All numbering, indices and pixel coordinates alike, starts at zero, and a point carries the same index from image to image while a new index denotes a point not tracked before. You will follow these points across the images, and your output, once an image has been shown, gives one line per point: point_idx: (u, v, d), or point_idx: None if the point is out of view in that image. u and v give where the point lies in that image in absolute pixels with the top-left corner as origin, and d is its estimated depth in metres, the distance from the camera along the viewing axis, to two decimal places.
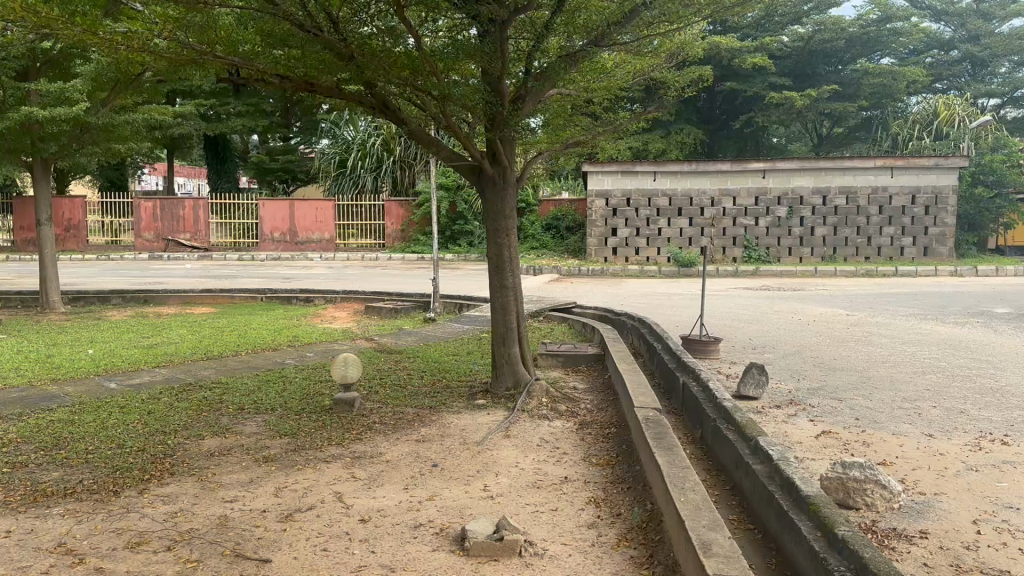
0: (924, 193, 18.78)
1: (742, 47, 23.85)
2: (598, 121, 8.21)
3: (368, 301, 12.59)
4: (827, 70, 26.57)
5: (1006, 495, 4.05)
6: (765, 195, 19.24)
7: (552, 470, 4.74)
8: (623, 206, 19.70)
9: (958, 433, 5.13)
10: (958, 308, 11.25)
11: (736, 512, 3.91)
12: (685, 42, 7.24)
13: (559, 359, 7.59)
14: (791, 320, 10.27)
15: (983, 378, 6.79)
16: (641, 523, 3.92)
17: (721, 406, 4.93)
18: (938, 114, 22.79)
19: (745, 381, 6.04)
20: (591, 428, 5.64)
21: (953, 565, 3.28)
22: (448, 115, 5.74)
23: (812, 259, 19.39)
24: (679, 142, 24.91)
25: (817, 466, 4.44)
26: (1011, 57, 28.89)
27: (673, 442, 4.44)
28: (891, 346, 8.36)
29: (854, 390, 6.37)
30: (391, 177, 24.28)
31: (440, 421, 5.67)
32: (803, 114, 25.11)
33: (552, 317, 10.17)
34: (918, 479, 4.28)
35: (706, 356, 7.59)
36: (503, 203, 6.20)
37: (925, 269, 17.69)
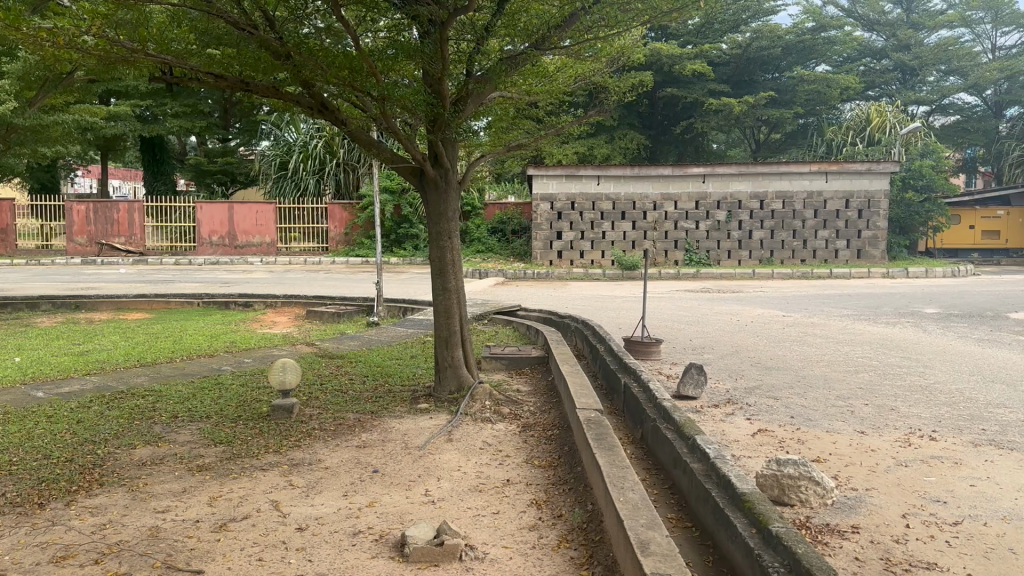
0: (856, 197, 19.34)
1: (683, 54, 24.19)
2: (540, 124, 8.23)
3: (309, 305, 12.40)
4: (764, 77, 27.16)
5: (933, 490, 4.17)
6: (705, 199, 19.61)
7: (494, 473, 4.71)
8: (567, 209, 19.77)
9: (888, 430, 5.28)
10: (890, 309, 11.61)
11: (674, 511, 3.94)
12: (624, 47, 7.31)
13: (503, 361, 7.58)
14: (731, 321, 10.47)
15: (913, 376, 7.01)
16: (581, 523, 3.93)
17: (661, 406, 4.98)
18: (871, 121, 23.55)
19: (685, 381, 6.11)
20: (534, 429, 5.65)
21: (882, 559, 3.36)
22: (389, 116, 5.68)
23: (751, 262, 19.77)
24: (622, 147, 25.21)
25: (753, 464, 4.51)
26: (939, 66, 29.93)
27: (613, 442, 4.47)
28: (826, 346, 8.58)
29: (790, 389, 6.51)
30: (334, 179, 23.80)
31: (381, 426, 5.61)
32: (742, 119, 25.64)
33: (496, 321, 10.16)
34: (850, 475, 4.38)
35: (647, 357, 7.65)
36: (446, 205, 6.17)
37: (858, 271, 18.18)
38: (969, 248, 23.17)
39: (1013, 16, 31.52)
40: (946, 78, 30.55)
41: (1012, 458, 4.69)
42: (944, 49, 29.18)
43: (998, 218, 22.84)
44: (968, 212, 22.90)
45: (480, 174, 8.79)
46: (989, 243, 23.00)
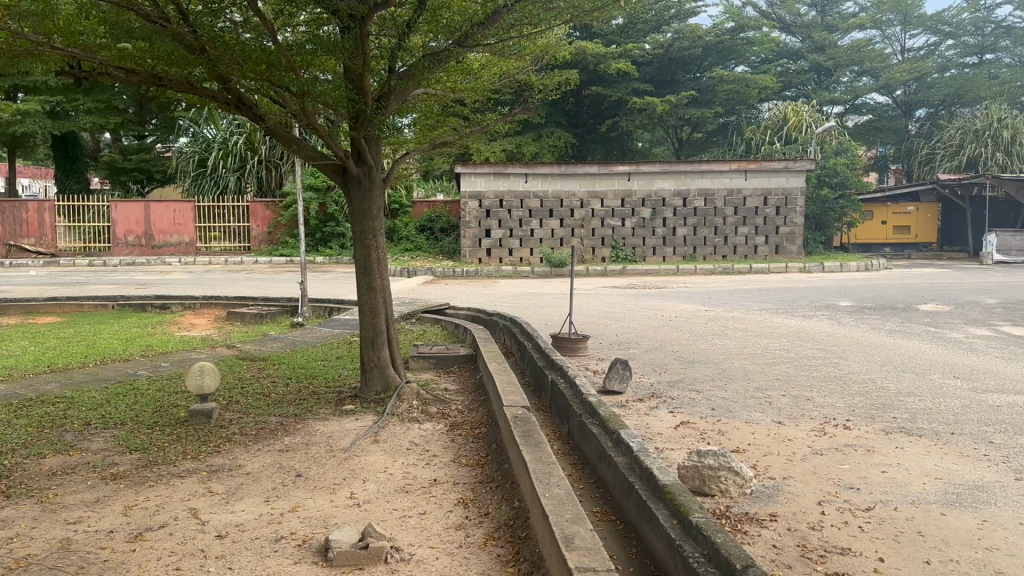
0: (774, 195, 19.90)
1: (607, 53, 24.42)
2: (465, 122, 8.20)
3: (231, 306, 12.09)
4: (686, 77, 27.68)
5: (847, 477, 4.32)
6: (630, 197, 19.90)
7: (421, 474, 4.68)
8: (495, 207, 19.76)
9: (805, 419, 5.45)
10: (807, 303, 11.98)
11: (598, 505, 3.98)
12: (548, 46, 7.36)
13: (431, 360, 7.52)
14: (656, 316, 10.64)
15: (828, 367, 7.25)
16: (508, 521, 3.93)
17: (586, 401, 5.03)
18: (788, 120, 24.29)
19: (610, 376, 6.18)
20: (462, 428, 5.63)
21: (799, 545, 3.46)
22: (310, 113, 5.58)
23: (675, 258, 20.16)
24: (550, 144, 25.35)
25: (675, 456, 4.59)
26: (852, 66, 30.98)
27: (539, 439, 4.49)
28: (747, 339, 8.80)
29: (711, 381, 6.66)
30: (256, 177, 23.35)
31: (305, 429, 5.50)
32: (665, 118, 26.12)
33: (424, 319, 10.09)
34: (768, 465, 4.50)
35: (574, 354, 7.70)
36: (370, 204, 6.08)
37: (777, 266, 18.74)
38: (881, 243, 24.08)
39: (919, 20, 32.89)
40: (859, 79, 31.66)
41: (921, 444, 4.89)
42: (856, 50, 30.17)
43: (908, 214, 23.81)
44: (880, 208, 23.79)
45: (409, 170, 8.73)
46: (899, 238, 23.97)
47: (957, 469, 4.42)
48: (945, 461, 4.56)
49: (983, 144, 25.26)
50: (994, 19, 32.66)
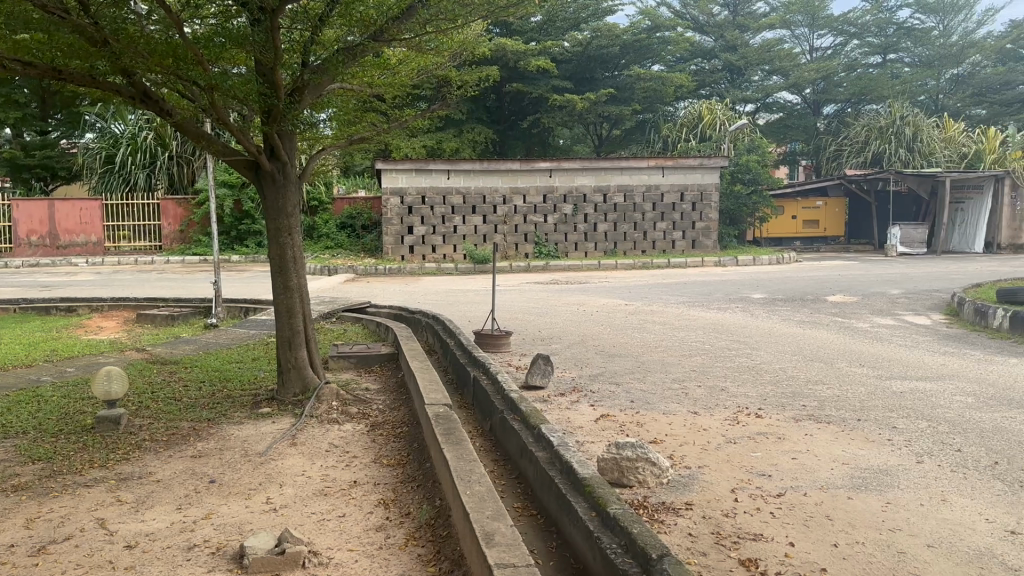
0: (690, 191, 20.40)
1: (527, 50, 24.47)
2: (383, 117, 8.08)
3: (141, 308, 11.67)
4: (604, 76, 28.03)
5: (759, 464, 4.45)
6: (552, 193, 20.02)
7: (340, 476, 4.60)
8: (418, 204, 19.58)
9: (720, 409, 5.60)
10: (722, 296, 12.30)
11: (520, 500, 4.00)
12: (468, 42, 7.33)
13: (351, 360, 7.41)
14: (577, 312, 10.73)
15: (742, 357, 7.46)
16: (429, 520, 3.91)
17: (507, 398, 5.04)
18: (702, 118, 24.86)
19: (532, 371, 6.20)
20: (382, 428, 5.57)
21: (713, 532, 3.54)
22: (220, 108, 5.41)
23: (596, 253, 20.41)
24: (471, 141, 25.29)
25: (595, 449, 4.64)
26: (763, 66, 31.94)
27: (459, 436, 4.47)
28: (666, 332, 8.97)
29: (631, 374, 6.77)
30: (167, 173, 22.57)
31: (219, 434, 5.35)
32: (584, 115, 26.45)
33: (344, 317, 9.92)
34: (684, 454, 4.60)
35: (497, 350, 7.68)
36: (284, 201, 5.93)
37: (694, 260, 19.18)
38: (792, 237, 24.91)
39: (825, 21, 34.07)
40: (770, 78, 32.65)
41: (829, 430, 5.08)
42: (766, 50, 31.17)
43: (817, 209, 24.69)
44: (791, 203, 24.61)
45: (328, 165, 8.56)
46: (809, 231, 24.81)
47: (863, 453, 4.61)
48: (852, 447, 4.75)
49: (887, 141, 26.42)
50: (895, 20, 34.19)
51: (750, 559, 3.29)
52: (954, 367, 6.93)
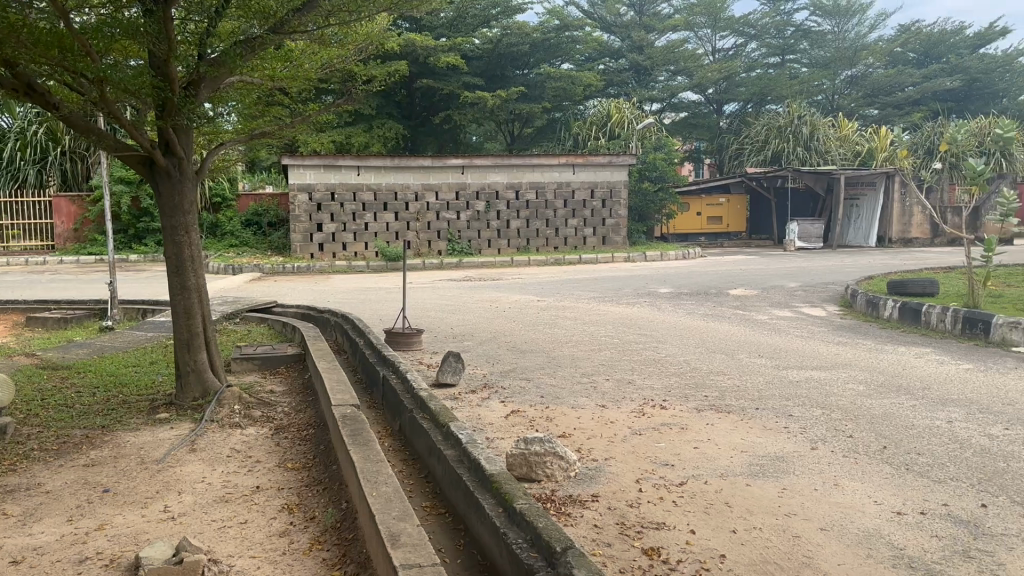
0: (600, 188, 20.90)
1: (437, 46, 24.29)
2: (285, 110, 7.90)
3: (31, 311, 11.06)
4: (515, 73, 28.05)
5: (663, 454, 4.56)
6: (464, 190, 19.98)
7: (243, 481, 4.47)
8: (327, 201, 19.15)
9: (626, 402, 5.70)
10: (631, 290, 12.54)
11: (428, 499, 3.97)
12: (372, 36, 7.22)
13: (255, 362, 7.21)
14: (489, 308, 10.75)
15: (648, 351, 7.63)
16: (334, 523, 3.85)
17: (417, 396, 5.01)
18: (611, 116, 25.26)
19: (443, 369, 6.16)
20: (288, 431, 5.44)
21: (618, 523, 3.61)
22: (111, 101, 5.17)
23: (509, 250, 20.49)
24: (381, 136, 24.99)
25: (504, 445, 4.66)
26: (668, 66, 32.67)
27: (367, 437, 4.41)
28: (576, 327, 9.10)
29: (540, 369, 6.84)
30: (59, 169, 21.51)
31: (114, 441, 5.12)
32: (495, 113, 26.49)
33: (249, 318, 9.67)
34: (591, 447, 4.67)
35: (409, 349, 7.58)
36: (181, 198, 5.71)
37: (605, 256, 19.51)
38: (697, 233, 25.58)
39: (727, 22, 35.07)
40: (675, 78, 33.43)
41: (729, 419, 5.25)
42: (671, 50, 31.87)
43: (720, 206, 25.46)
44: (696, 200, 25.29)
45: (232, 160, 8.31)
46: (713, 227, 25.57)
47: (762, 441, 4.78)
48: (751, 435, 4.92)
49: (785, 140, 27.46)
50: (793, 22, 35.59)
51: (653, 548, 3.36)
52: (847, 356, 7.27)
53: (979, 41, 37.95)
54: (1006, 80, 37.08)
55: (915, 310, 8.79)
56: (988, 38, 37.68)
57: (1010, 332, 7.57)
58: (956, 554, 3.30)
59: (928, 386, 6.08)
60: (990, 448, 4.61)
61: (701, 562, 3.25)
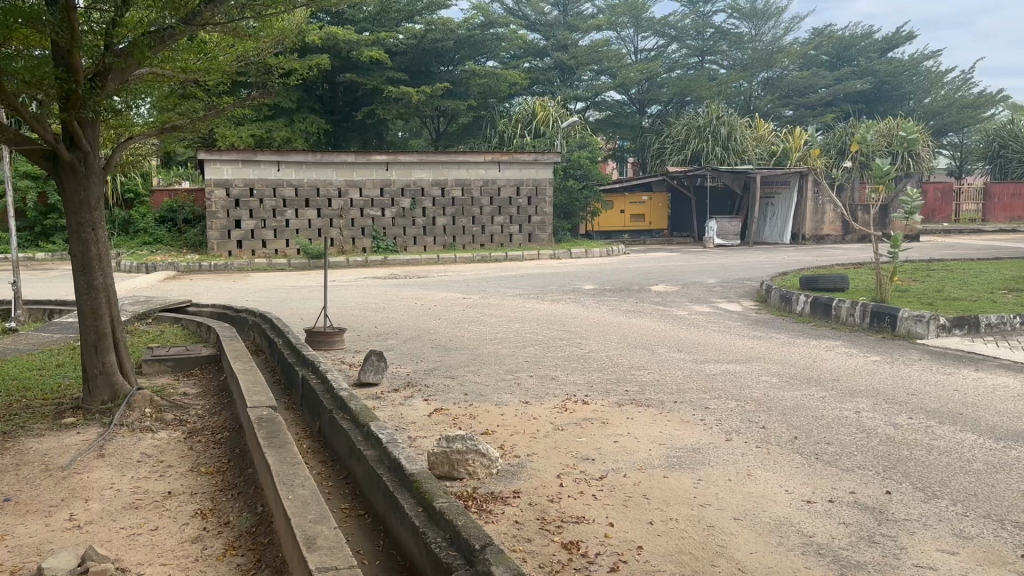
0: (526, 185, 21.02)
1: (360, 40, 23.96)
2: (199, 101, 7.68)
3: None
4: (440, 69, 27.84)
5: (585, 449, 4.61)
6: (389, 186, 19.79)
7: (154, 487, 4.33)
8: (246, 196, 18.70)
9: (549, 398, 5.75)
10: (555, 287, 12.65)
11: (347, 501, 3.92)
12: (288, 28, 7.06)
13: (168, 363, 6.99)
14: (414, 306, 10.69)
15: (572, 347, 7.71)
16: (250, 528, 3.76)
17: (337, 396, 4.93)
18: (535, 115, 25.43)
19: (365, 368, 6.09)
20: (202, 434, 5.30)
21: (538, 518, 3.63)
22: (10, 93, 4.92)
23: (435, 248, 20.37)
24: (303, 131, 24.53)
25: (425, 444, 4.63)
26: (591, 66, 33.03)
27: (284, 440, 4.32)
28: (501, 324, 9.12)
29: (465, 366, 6.83)
30: None
31: (15, 448, 4.89)
32: (419, 109, 26.28)
33: (162, 318, 9.36)
34: (514, 443, 4.69)
35: (330, 348, 7.45)
36: (87, 194, 5.48)
37: (530, 253, 19.61)
38: (620, 230, 25.87)
39: (649, 23, 35.66)
40: (599, 77, 33.83)
41: (649, 413, 5.36)
42: (595, 50, 32.27)
43: (643, 203, 25.86)
44: (619, 198, 25.62)
45: (143, 154, 8.01)
46: (636, 225, 25.88)
47: (679, 434, 4.88)
48: (669, 428, 5.02)
49: (705, 139, 28.08)
50: (712, 24, 36.48)
51: (572, 542, 3.40)
52: (761, 350, 7.48)
53: (887, 45, 39.57)
54: (912, 83, 38.78)
55: (826, 304, 9.11)
56: (895, 43, 39.34)
57: (914, 325, 7.94)
58: (862, 540, 3.44)
59: (837, 378, 6.32)
60: (893, 436, 4.82)
61: (619, 554, 3.30)
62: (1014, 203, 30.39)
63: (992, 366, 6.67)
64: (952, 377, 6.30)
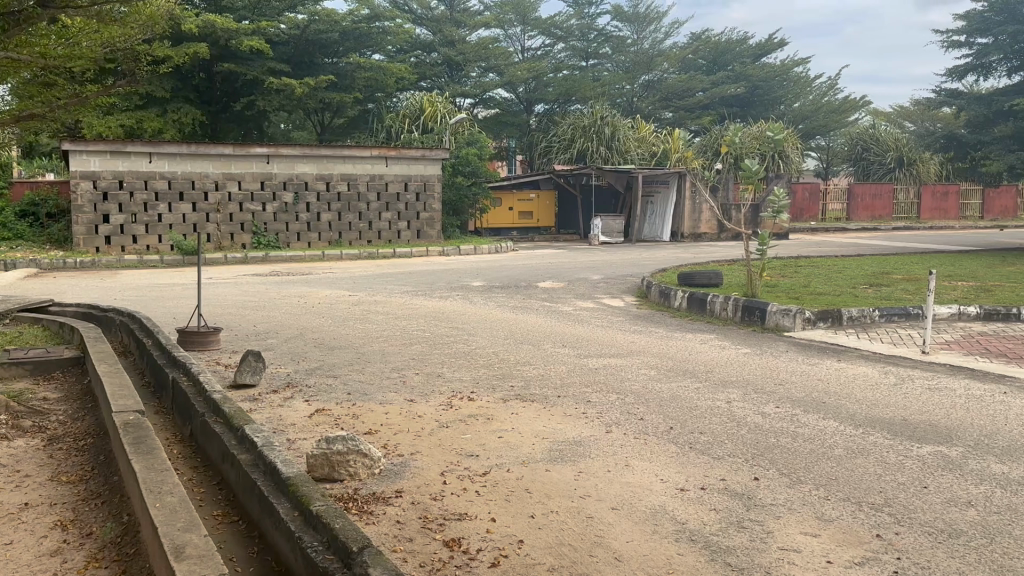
0: (414, 181, 20.90)
1: (240, 29, 23.14)
2: (60, 89, 7.36)
3: None
4: (324, 61, 27.25)
5: (471, 445, 4.63)
6: (270, 180, 19.21)
7: (8, 499, 4.05)
8: (115, 189, 17.75)
9: (434, 395, 5.74)
10: (444, 284, 12.60)
11: (221, 507, 3.80)
12: (157, 14, 6.92)
13: (26, 367, 6.56)
14: (297, 304, 10.42)
15: (459, 344, 7.71)
16: (115, 538, 3.60)
17: (209, 399, 4.76)
18: (423, 110, 25.40)
19: (242, 369, 5.90)
20: (63, 442, 5.00)
21: (420, 517, 3.62)
22: None
23: (320, 244, 19.95)
24: (176, 121, 23.49)
25: (304, 445, 4.53)
26: (479, 63, 33.20)
27: (152, 445, 4.13)
28: (387, 322, 9.02)
29: (348, 365, 6.71)
30: None
31: None
32: (302, 101, 25.67)
33: (19, 318, 8.77)
34: (397, 442, 4.66)
35: (205, 348, 7.17)
36: None
37: (420, 250, 19.49)
38: (509, 227, 25.91)
39: (535, 23, 36.04)
40: (486, 75, 34.01)
41: (532, 408, 5.42)
42: (483, 47, 32.46)
43: (530, 201, 26.05)
44: (507, 196, 25.66)
45: (4, 142, 7.64)
46: (524, 222, 26.02)
47: (562, 428, 4.97)
48: (552, 422, 5.11)
49: (590, 139, 28.68)
50: (596, 26, 37.31)
51: (454, 539, 3.40)
52: (642, 343, 7.72)
53: (760, 51, 41.49)
54: (783, 88, 40.87)
55: (702, 300, 9.48)
56: (767, 49, 41.30)
57: (782, 319, 8.39)
58: (731, 525, 3.60)
59: (711, 369, 6.60)
60: (762, 425, 5.07)
61: (500, 550, 3.33)
62: (875, 203, 32.47)
63: (854, 357, 7.10)
64: (818, 367, 6.68)
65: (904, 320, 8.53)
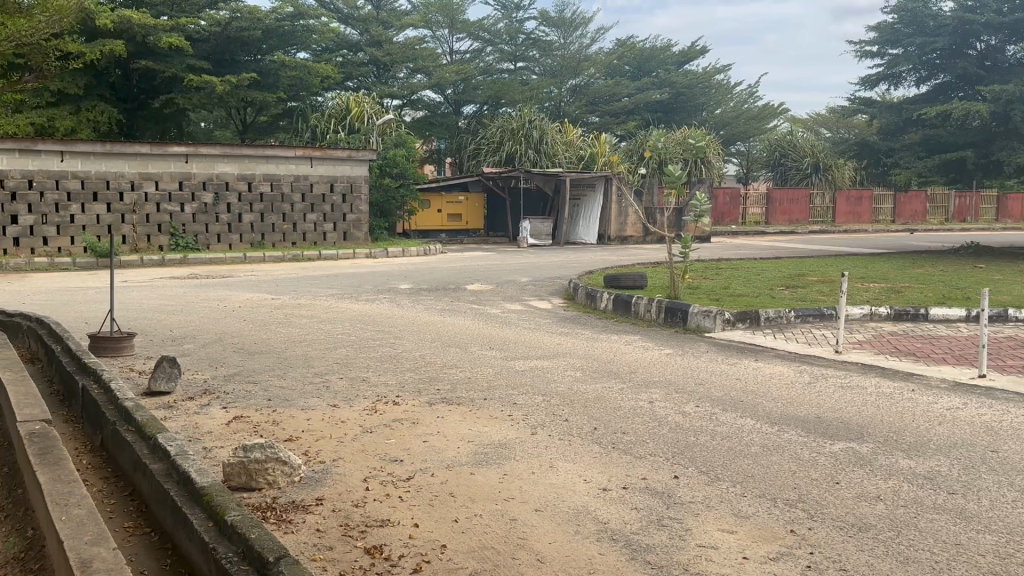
0: (340, 182, 20.67)
1: (156, 26, 22.48)
2: None
3: None
4: (246, 59, 26.57)
5: (393, 451, 4.59)
6: (189, 180, 18.70)
7: None
8: (24, 189, 16.93)
9: (358, 400, 5.67)
10: (370, 287, 12.49)
11: (132, 518, 3.68)
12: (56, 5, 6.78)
13: None
14: (217, 308, 10.15)
15: (384, 347, 7.64)
16: (18, 554, 3.46)
17: (120, 407, 4.60)
18: (350, 110, 25.19)
19: (156, 376, 5.73)
20: None
21: (341, 525, 3.58)
22: None
23: (242, 245, 19.51)
24: (90, 120, 22.71)
25: (221, 454, 4.42)
26: (407, 64, 33.02)
27: (59, 456, 3.98)
28: (311, 325, 8.88)
29: (269, 371, 6.58)
30: None
31: None
32: (225, 100, 25.08)
33: None
34: (319, 449, 4.59)
35: (118, 354, 6.93)
36: None
37: (346, 252, 19.25)
38: (437, 230, 25.84)
39: (463, 25, 36.03)
40: (414, 76, 33.83)
41: (457, 411, 5.42)
42: (410, 48, 32.26)
43: (459, 203, 26.01)
44: (436, 198, 25.66)
45: None
46: (453, 224, 25.98)
47: (487, 431, 4.98)
48: (477, 424, 5.12)
49: (518, 142, 28.84)
50: (523, 30, 37.56)
51: (375, 546, 3.37)
52: (567, 345, 7.79)
53: (683, 58, 42.41)
54: (705, 95, 41.87)
55: (626, 301, 9.63)
56: (690, 56, 42.25)
57: (703, 320, 8.58)
58: (651, 524, 3.66)
59: (634, 370, 6.72)
60: (683, 424, 5.18)
61: (423, 555, 3.32)
62: (793, 206, 33.52)
63: (770, 357, 7.33)
64: (737, 367, 6.86)
65: (819, 321, 8.84)
